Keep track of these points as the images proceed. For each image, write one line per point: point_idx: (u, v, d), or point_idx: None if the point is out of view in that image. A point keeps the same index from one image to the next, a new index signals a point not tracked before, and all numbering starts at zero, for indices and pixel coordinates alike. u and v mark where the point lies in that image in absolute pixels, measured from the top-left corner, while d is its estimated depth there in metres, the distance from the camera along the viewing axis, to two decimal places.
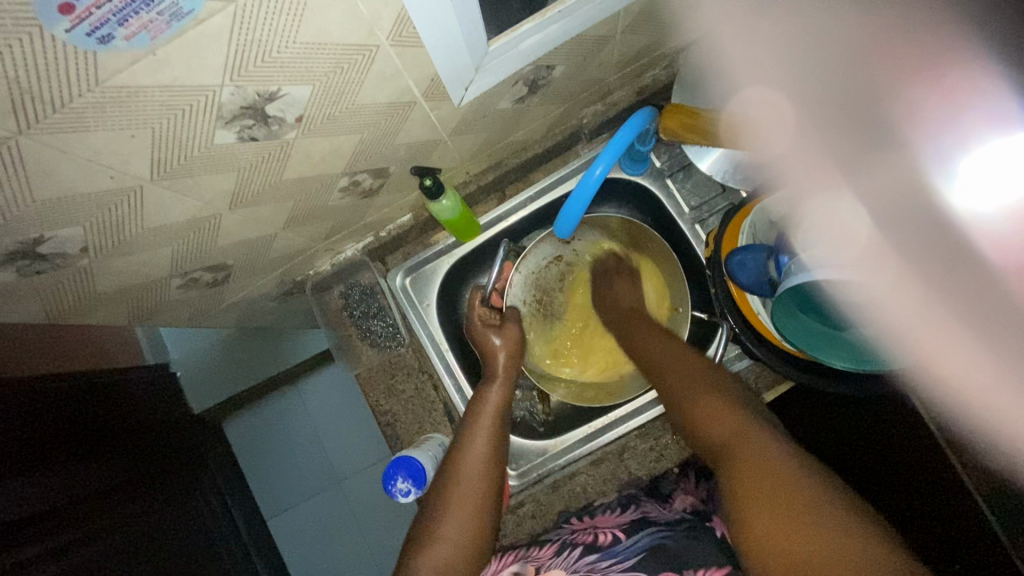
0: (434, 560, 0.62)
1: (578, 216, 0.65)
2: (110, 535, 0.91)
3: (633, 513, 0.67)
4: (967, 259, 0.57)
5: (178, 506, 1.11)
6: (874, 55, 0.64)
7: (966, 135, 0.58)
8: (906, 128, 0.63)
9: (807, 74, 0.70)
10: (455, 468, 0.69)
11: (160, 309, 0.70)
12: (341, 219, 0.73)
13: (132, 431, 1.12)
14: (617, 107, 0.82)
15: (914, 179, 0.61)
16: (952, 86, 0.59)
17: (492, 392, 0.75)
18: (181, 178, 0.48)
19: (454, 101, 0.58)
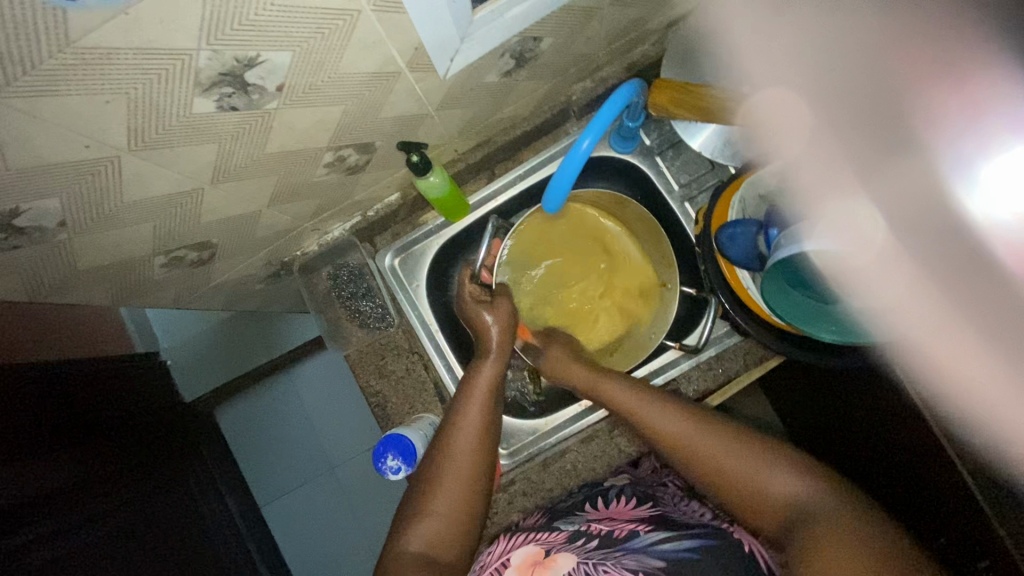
0: (425, 534, 0.64)
1: (565, 191, 0.65)
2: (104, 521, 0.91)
3: (651, 511, 0.69)
4: (989, 274, 0.51)
5: (171, 492, 1.10)
6: (895, 55, 0.58)
7: (987, 141, 0.50)
8: (925, 130, 0.55)
9: (826, 71, 0.65)
10: (446, 443, 0.69)
11: (145, 289, 0.69)
12: (328, 197, 0.72)
13: (120, 418, 1.11)
14: (607, 83, 0.81)
15: (931, 185, 0.54)
16: (975, 86, 0.52)
17: (484, 366, 0.75)
18: (160, 149, 0.47)
19: (440, 73, 0.57)
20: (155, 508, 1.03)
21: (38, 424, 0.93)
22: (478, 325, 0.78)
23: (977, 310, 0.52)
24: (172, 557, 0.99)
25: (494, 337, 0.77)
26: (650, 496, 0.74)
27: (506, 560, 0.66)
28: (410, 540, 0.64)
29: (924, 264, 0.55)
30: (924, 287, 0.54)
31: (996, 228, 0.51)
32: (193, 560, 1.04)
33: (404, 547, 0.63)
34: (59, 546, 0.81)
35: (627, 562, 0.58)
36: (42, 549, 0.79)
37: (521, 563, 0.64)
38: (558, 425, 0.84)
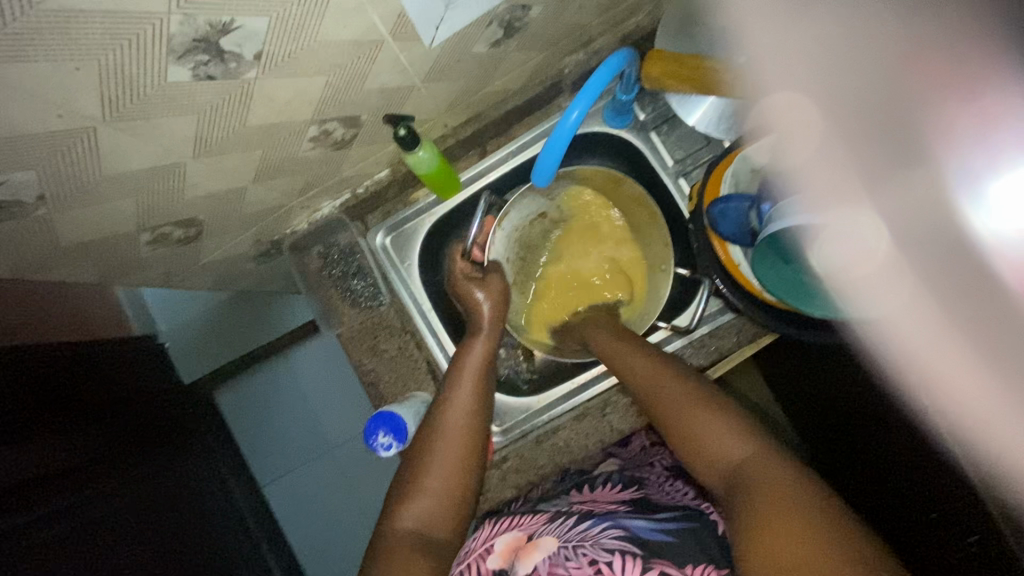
0: (419, 513, 0.64)
1: (554, 164, 0.63)
2: (104, 501, 0.92)
3: (635, 493, 0.71)
4: (989, 285, 0.52)
5: (172, 471, 1.11)
6: (915, 69, 0.54)
7: (997, 157, 0.49)
8: (940, 147, 0.53)
9: (842, 77, 0.60)
10: (441, 421, 0.69)
11: (132, 267, 0.68)
12: (315, 172, 0.70)
13: (120, 401, 1.11)
14: (600, 55, 0.79)
15: (939, 200, 0.54)
16: (991, 104, 0.49)
17: (476, 344, 0.75)
18: (137, 120, 0.46)
19: (425, 42, 0.55)
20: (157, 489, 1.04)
21: (44, 404, 0.94)
22: (469, 301, 0.78)
23: (979, 319, 0.53)
24: (172, 538, 1.00)
25: (485, 315, 0.77)
26: (636, 479, 0.76)
27: (488, 545, 0.66)
28: (403, 517, 0.64)
29: (929, 273, 0.55)
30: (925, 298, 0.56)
31: (997, 242, 0.51)
32: (195, 537, 1.06)
33: (401, 522, 0.63)
34: (59, 526, 0.82)
35: (606, 540, 0.59)
36: (42, 529, 0.80)
37: (503, 547, 0.64)
38: (551, 403, 0.85)
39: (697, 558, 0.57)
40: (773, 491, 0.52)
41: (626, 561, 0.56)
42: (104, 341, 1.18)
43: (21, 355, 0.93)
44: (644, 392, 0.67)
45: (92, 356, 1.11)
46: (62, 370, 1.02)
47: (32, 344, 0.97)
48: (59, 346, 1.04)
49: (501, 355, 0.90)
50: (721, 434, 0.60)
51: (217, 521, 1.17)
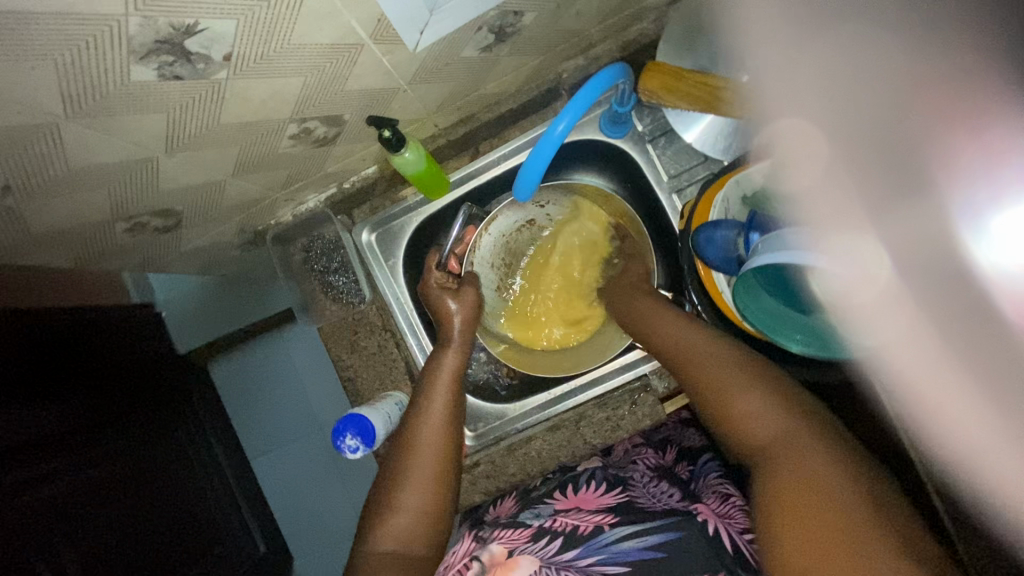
0: (397, 532, 0.64)
1: (537, 178, 0.61)
2: (101, 464, 0.91)
3: (620, 498, 0.65)
4: (992, 326, 0.46)
5: (168, 439, 1.10)
6: (915, 100, 0.49)
7: (1000, 189, 0.44)
8: (939, 178, 0.47)
9: (840, 106, 0.55)
10: (414, 439, 0.68)
11: (110, 252, 0.68)
12: (298, 167, 0.69)
13: (132, 367, 1.11)
14: (600, 62, 0.76)
15: (938, 234, 0.48)
16: (995, 135, 0.44)
17: (448, 357, 0.75)
18: (101, 117, 0.45)
19: (408, 46, 0.53)
20: (155, 456, 1.04)
21: (59, 363, 0.94)
22: (439, 310, 0.78)
23: (983, 361, 0.48)
24: (165, 505, 1.01)
25: (457, 327, 0.77)
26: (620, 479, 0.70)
27: (470, 558, 0.63)
28: (380, 540, 0.63)
29: (929, 307, 0.50)
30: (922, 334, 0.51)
31: (998, 277, 0.45)
32: (187, 511, 1.06)
33: (376, 547, 0.63)
34: (50, 487, 0.82)
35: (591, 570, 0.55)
36: (39, 489, 0.80)
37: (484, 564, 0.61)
38: (526, 412, 0.84)
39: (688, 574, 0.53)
40: (794, 473, 0.52)
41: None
42: (120, 309, 1.19)
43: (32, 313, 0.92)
44: (674, 360, 0.65)
45: (105, 320, 1.10)
46: (74, 331, 1.00)
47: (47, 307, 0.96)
48: (77, 310, 1.03)
49: (481, 360, 0.88)
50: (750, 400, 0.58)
51: (213, 492, 1.17)
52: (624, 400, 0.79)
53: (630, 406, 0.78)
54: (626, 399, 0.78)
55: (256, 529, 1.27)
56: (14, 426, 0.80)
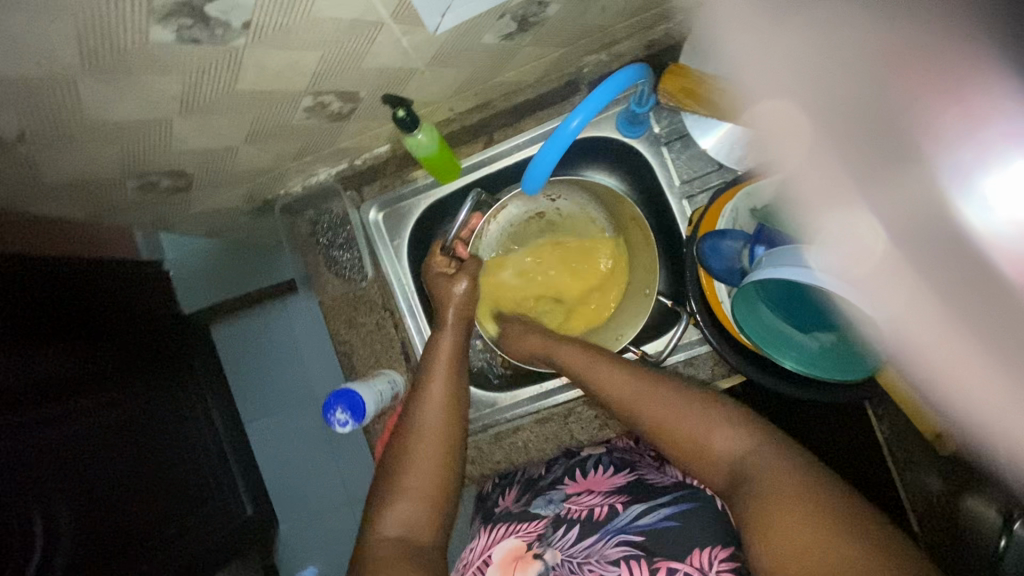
0: (403, 517, 0.63)
1: (546, 172, 0.61)
2: (94, 415, 0.92)
3: (628, 478, 0.68)
4: (997, 292, 0.42)
5: (166, 395, 1.11)
6: (890, 65, 0.45)
7: (987, 148, 0.39)
8: (926, 143, 0.43)
9: (826, 80, 0.52)
10: (416, 423, 0.69)
11: (119, 207, 0.69)
12: (311, 140, 0.69)
13: (135, 322, 1.12)
14: (621, 59, 0.75)
15: (928, 199, 0.44)
16: (972, 93, 0.39)
17: (444, 340, 0.76)
18: (118, 75, 0.45)
19: (429, 28, 0.53)
20: (151, 410, 1.05)
21: (60, 313, 0.94)
22: (440, 291, 0.78)
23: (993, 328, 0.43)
24: (156, 459, 1.02)
25: (452, 313, 0.77)
26: (626, 462, 0.72)
27: (487, 556, 0.62)
28: (386, 525, 0.63)
29: (933, 280, 0.46)
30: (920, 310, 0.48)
31: (996, 240, 0.41)
32: (179, 467, 1.07)
33: (382, 533, 0.62)
34: (45, 435, 0.83)
35: (609, 551, 0.57)
36: (38, 432, 0.82)
37: (502, 559, 0.61)
38: (517, 402, 0.84)
39: (703, 544, 0.55)
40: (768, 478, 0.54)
41: (632, 566, 0.55)
42: (134, 266, 1.20)
43: (39, 265, 0.92)
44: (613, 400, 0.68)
45: (113, 274, 1.11)
46: (78, 282, 1.00)
47: (59, 257, 0.96)
48: (85, 261, 1.04)
49: (476, 347, 0.89)
50: (723, 432, 0.60)
51: (210, 452, 1.20)
52: None
53: None
54: None
55: (244, 490, 1.28)
56: (12, 371, 0.81)
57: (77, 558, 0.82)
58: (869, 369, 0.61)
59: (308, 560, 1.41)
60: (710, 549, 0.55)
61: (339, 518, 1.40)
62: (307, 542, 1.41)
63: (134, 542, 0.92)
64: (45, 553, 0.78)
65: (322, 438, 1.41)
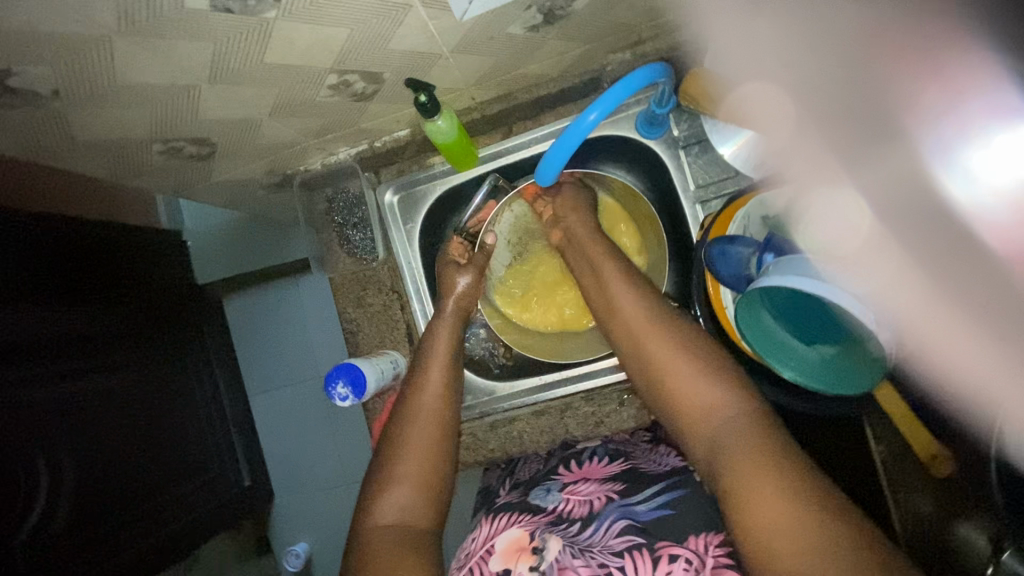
0: (398, 503, 0.61)
1: (559, 164, 0.62)
2: (104, 374, 0.95)
3: (622, 467, 0.68)
4: (976, 257, 0.47)
5: (175, 361, 1.13)
6: (877, 52, 0.49)
7: (968, 125, 0.44)
8: (910, 122, 0.49)
9: (807, 67, 0.57)
10: (413, 407, 0.69)
11: (144, 170, 0.71)
12: (333, 118, 0.70)
13: (149, 285, 1.14)
14: (646, 59, 0.75)
15: (917, 172, 0.50)
16: (955, 73, 0.43)
17: (442, 329, 0.77)
18: (151, 38, 0.46)
19: (456, 14, 0.53)
20: (160, 374, 1.07)
21: (72, 272, 0.96)
22: (446, 283, 0.81)
23: (975, 295, 0.48)
24: (160, 422, 1.04)
25: (452, 301, 0.79)
26: (622, 451, 0.72)
27: (489, 547, 0.61)
28: (380, 512, 0.60)
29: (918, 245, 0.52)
30: (909, 276, 0.53)
31: (980, 211, 0.46)
32: (183, 431, 1.09)
33: (377, 521, 0.60)
34: (54, 387, 0.87)
35: (612, 542, 0.57)
36: (41, 389, 0.84)
37: (505, 548, 0.60)
38: (514, 393, 0.85)
39: (698, 529, 0.56)
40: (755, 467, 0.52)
41: (635, 557, 0.55)
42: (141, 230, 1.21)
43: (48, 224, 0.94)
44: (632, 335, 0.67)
45: (131, 239, 1.14)
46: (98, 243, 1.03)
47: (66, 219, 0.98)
48: (95, 224, 1.05)
49: (479, 336, 0.89)
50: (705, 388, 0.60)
51: (212, 420, 1.22)
52: (612, 399, 0.80)
53: (616, 406, 0.80)
54: (615, 399, 0.80)
55: (242, 459, 1.31)
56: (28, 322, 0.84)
57: (76, 511, 0.86)
58: (864, 387, 0.58)
59: (300, 534, 1.43)
60: (705, 534, 0.56)
61: (332, 497, 1.41)
62: (300, 517, 1.43)
63: (130, 501, 0.95)
64: (44, 510, 0.81)
65: (323, 416, 1.42)
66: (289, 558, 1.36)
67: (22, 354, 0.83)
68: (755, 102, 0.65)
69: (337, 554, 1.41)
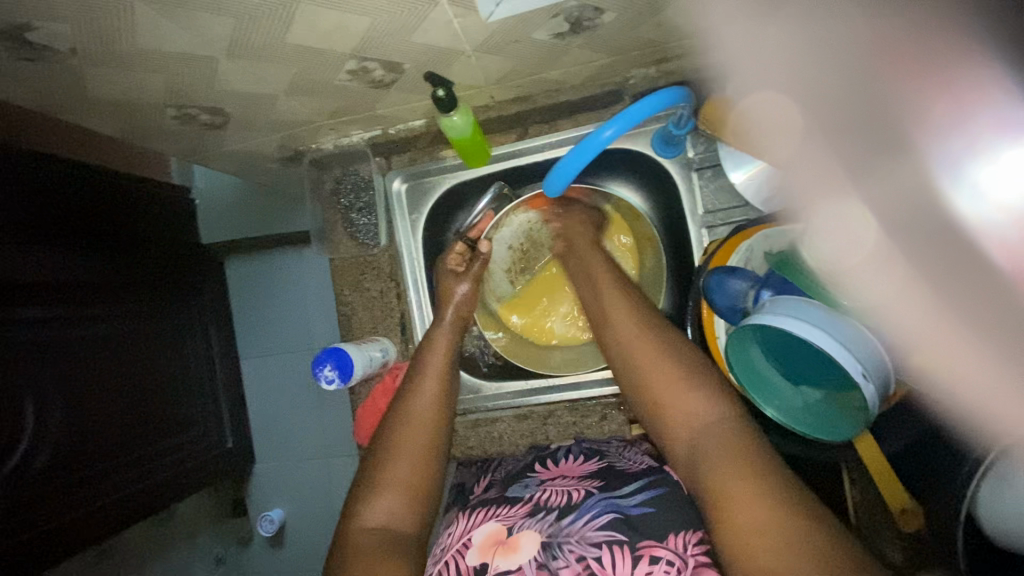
0: (385, 508, 0.61)
1: (568, 178, 0.61)
2: (100, 325, 0.96)
3: (599, 466, 0.69)
4: (985, 275, 0.46)
5: (169, 319, 1.13)
6: (882, 60, 0.45)
7: (977, 138, 0.42)
8: (917, 133, 0.46)
9: (813, 71, 0.53)
10: (405, 412, 0.69)
11: (156, 132, 0.71)
12: (348, 101, 0.70)
13: (153, 242, 1.13)
14: (670, 77, 0.74)
15: (922, 185, 0.47)
16: (963, 83, 0.41)
17: (441, 338, 0.77)
18: (172, 7, 0.46)
19: (481, 15, 0.53)
20: (152, 330, 1.07)
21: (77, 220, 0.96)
22: (444, 291, 0.81)
23: (981, 311, 0.48)
24: (147, 380, 1.04)
25: (452, 309, 0.79)
26: (597, 450, 0.73)
27: (466, 540, 0.60)
28: (368, 514, 0.61)
29: (919, 263, 0.52)
30: (915, 288, 0.53)
31: (986, 227, 0.45)
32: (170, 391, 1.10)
33: (362, 523, 0.60)
34: (49, 331, 0.87)
35: (591, 534, 0.55)
36: (35, 332, 0.85)
37: (482, 541, 0.59)
38: (499, 394, 0.86)
39: (676, 527, 0.55)
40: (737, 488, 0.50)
41: (614, 550, 0.53)
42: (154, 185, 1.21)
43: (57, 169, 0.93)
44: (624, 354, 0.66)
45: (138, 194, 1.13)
46: (105, 195, 1.03)
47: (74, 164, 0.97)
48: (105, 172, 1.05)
49: (472, 333, 0.89)
50: (698, 399, 0.59)
51: (201, 381, 1.23)
52: (595, 411, 0.81)
53: (599, 419, 0.81)
54: (598, 412, 0.81)
55: (227, 422, 1.32)
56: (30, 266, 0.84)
57: (59, 454, 0.87)
58: (845, 435, 0.58)
59: (275, 501, 1.45)
60: (684, 531, 0.55)
61: (311, 469, 1.43)
62: (276, 485, 1.45)
63: (108, 455, 0.96)
64: (25, 453, 0.83)
65: (310, 388, 1.43)
66: (263, 523, 1.38)
67: (28, 294, 0.84)
68: (768, 112, 0.63)
69: (309, 524, 1.43)
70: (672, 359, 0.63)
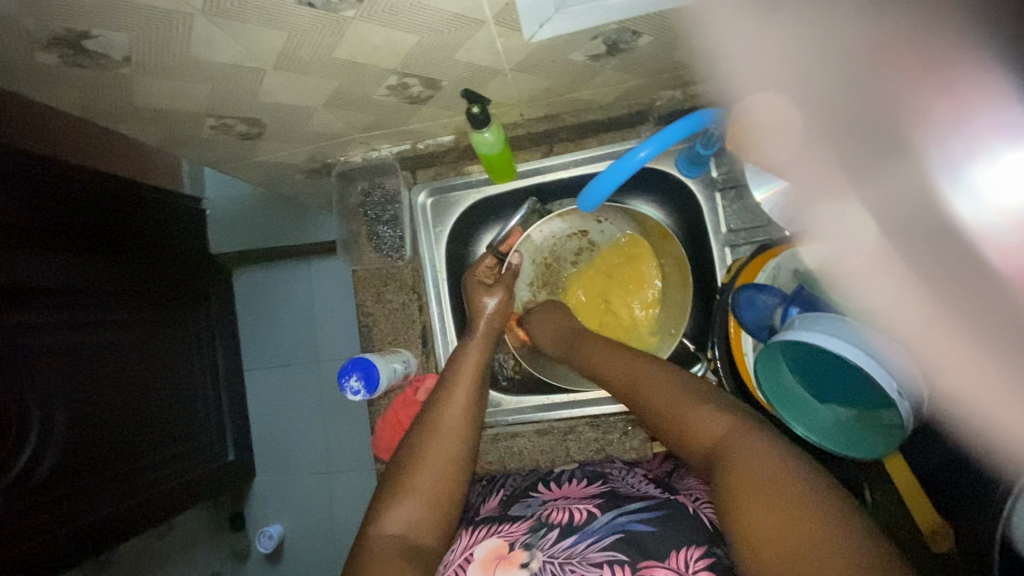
0: (403, 516, 0.61)
1: (604, 194, 0.63)
2: (105, 330, 0.94)
3: (601, 487, 0.67)
4: (982, 276, 0.49)
5: (175, 327, 1.12)
6: (886, 64, 0.48)
7: (975, 141, 0.45)
8: (915, 137, 0.48)
9: (814, 76, 0.55)
10: (432, 425, 0.68)
11: (190, 141, 0.72)
12: (383, 115, 0.71)
13: (162, 251, 1.12)
14: (696, 100, 0.76)
15: (922, 187, 0.50)
16: (964, 86, 0.44)
17: (472, 351, 0.77)
18: (232, 20, 0.47)
19: (525, 36, 0.54)
20: (160, 335, 1.06)
21: (89, 226, 0.95)
22: (474, 304, 0.81)
23: (975, 308, 0.51)
24: (150, 389, 1.03)
25: (485, 324, 0.80)
26: (600, 474, 0.72)
27: (468, 555, 0.59)
28: (385, 522, 0.60)
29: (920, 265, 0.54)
30: (912, 289, 0.55)
31: (983, 227, 0.47)
32: (172, 401, 1.08)
33: (381, 529, 0.60)
34: (54, 335, 0.86)
35: (591, 554, 0.55)
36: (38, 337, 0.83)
37: (484, 556, 0.58)
38: (520, 408, 0.87)
39: (680, 545, 0.55)
40: (745, 473, 0.50)
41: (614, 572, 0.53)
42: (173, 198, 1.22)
43: (78, 176, 0.94)
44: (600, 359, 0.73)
45: (151, 205, 1.13)
46: (116, 203, 1.03)
47: (96, 173, 0.98)
48: (129, 184, 1.06)
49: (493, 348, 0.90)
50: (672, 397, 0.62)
51: (206, 389, 1.22)
52: (616, 428, 0.81)
53: (620, 435, 0.81)
54: (620, 428, 0.81)
55: (230, 433, 1.30)
56: (35, 269, 0.82)
57: (61, 463, 0.86)
58: (877, 451, 0.58)
59: (274, 516, 1.43)
60: (684, 550, 0.55)
61: (314, 482, 1.41)
62: (276, 498, 1.42)
63: (112, 460, 0.95)
64: (30, 461, 0.81)
65: (317, 401, 1.41)
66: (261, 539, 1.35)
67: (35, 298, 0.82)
68: (753, 119, 0.60)
69: (310, 540, 1.40)
70: (643, 363, 0.68)
